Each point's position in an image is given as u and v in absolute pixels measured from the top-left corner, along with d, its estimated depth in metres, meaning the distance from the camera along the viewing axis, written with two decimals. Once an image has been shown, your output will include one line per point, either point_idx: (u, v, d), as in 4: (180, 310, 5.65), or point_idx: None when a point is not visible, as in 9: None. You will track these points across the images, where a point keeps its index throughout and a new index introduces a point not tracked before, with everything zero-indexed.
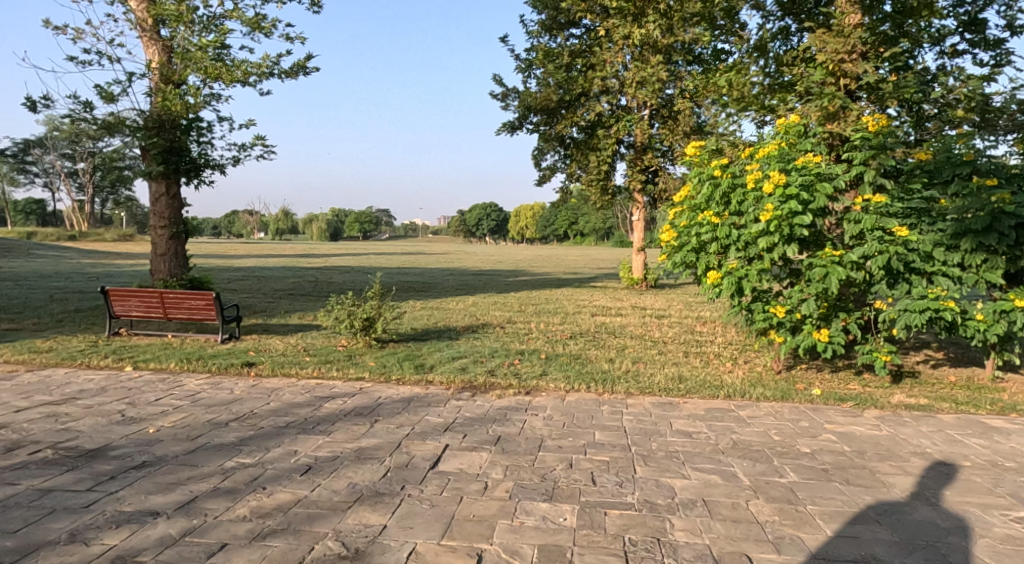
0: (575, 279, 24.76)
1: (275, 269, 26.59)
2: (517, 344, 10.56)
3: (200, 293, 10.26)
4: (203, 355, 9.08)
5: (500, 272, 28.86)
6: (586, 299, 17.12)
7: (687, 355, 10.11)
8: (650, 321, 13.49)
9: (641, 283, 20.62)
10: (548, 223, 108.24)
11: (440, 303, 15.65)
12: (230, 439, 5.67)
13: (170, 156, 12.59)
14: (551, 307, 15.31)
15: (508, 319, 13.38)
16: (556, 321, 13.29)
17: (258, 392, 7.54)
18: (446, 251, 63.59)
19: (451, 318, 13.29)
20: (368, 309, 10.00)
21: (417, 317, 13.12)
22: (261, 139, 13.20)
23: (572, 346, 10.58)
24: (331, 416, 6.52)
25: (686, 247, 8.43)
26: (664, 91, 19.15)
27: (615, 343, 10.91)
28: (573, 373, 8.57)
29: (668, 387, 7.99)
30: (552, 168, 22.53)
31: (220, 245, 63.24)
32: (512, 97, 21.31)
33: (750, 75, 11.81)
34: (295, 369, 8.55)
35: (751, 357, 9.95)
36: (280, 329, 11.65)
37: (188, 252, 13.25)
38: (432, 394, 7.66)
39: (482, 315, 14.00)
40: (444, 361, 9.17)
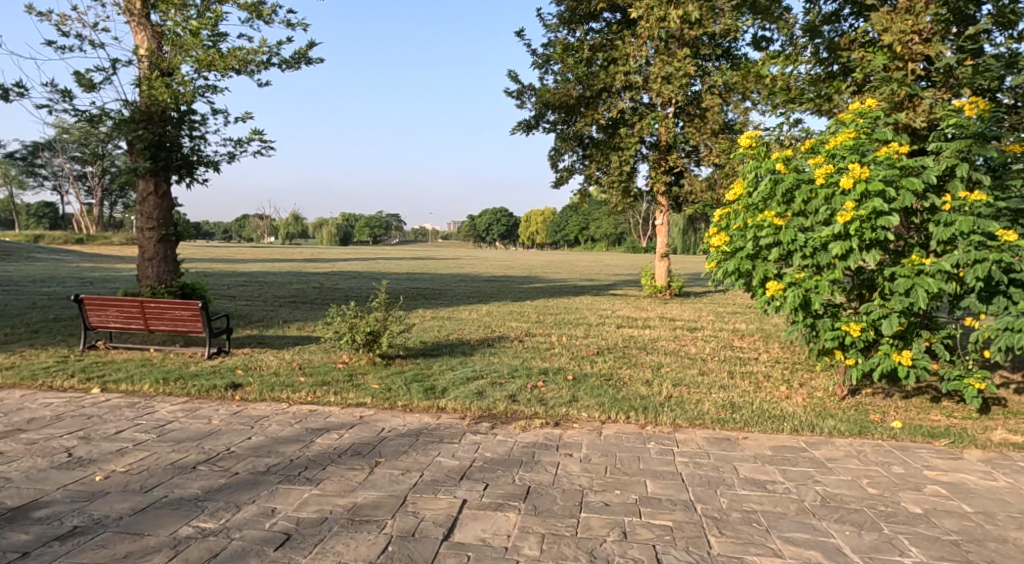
0: (593, 286, 23.59)
1: (279, 275, 25.56)
2: (539, 362, 9.42)
3: (185, 302, 9.16)
4: (184, 374, 7.99)
5: (513, 278, 27.72)
6: (609, 309, 15.96)
7: (732, 377, 8.92)
8: (682, 334, 12.33)
9: (665, 291, 19.42)
10: (559, 228, 107.18)
11: (452, 313, 14.53)
12: (193, 491, 4.55)
13: (159, 151, 11.54)
14: (571, 318, 14.15)
15: (527, 331, 12.25)
16: (580, 333, 12.16)
17: (241, 421, 6.43)
18: (456, 255, 62.38)
19: (465, 330, 12.16)
20: (372, 322, 8.92)
21: (427, 329, 12.01)
22: (259, 133, 12.14)
23: (601, 365, 9.44)
24: (324, 456, 5.38)
25: (740, 253, 7.27)
26: (691, 87, 18.01)
27: (648, 361, 9.74)
28: (607, 399, 7.41)
29: (720, 418, 6.81)
30: (570, 169, 21.41)
31: (228, 250, 62.48)
32: (529, 94, 20.22)
33: (798, 62, 10.64)
34: (288, 391, 7.44)
35: (807, 380, 8.74)
36: (276, 342, 10.55)
37: (178, 257, 12.18)
38: (445, 424, 6.52)
39: (498, 326, 12.88)
40: (458, 383, 8.03)
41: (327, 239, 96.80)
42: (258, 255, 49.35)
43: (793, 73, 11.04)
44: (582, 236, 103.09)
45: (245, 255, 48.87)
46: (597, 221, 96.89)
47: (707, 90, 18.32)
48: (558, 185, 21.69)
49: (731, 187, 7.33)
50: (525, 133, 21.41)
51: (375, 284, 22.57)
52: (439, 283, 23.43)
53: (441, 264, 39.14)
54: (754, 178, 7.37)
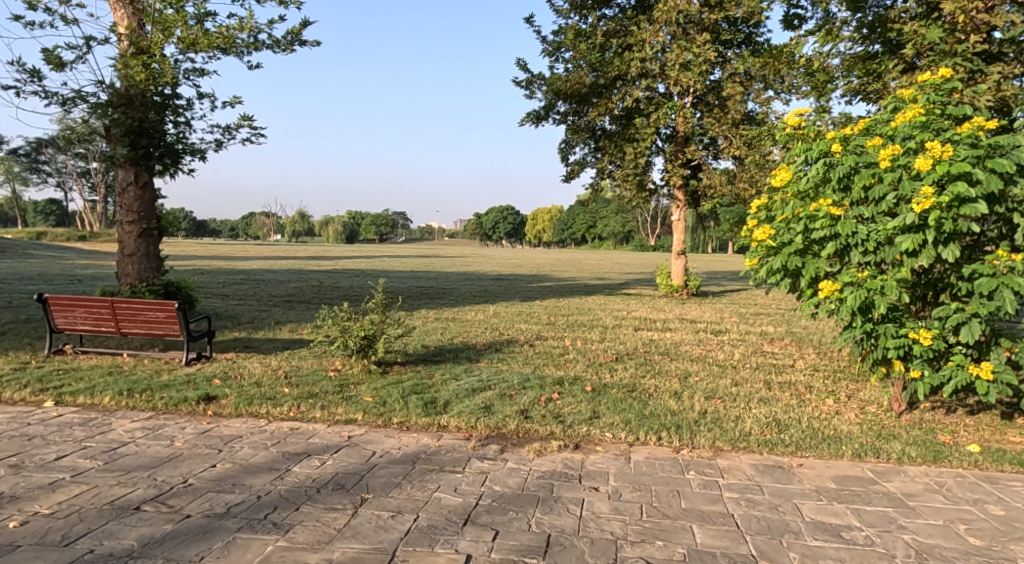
0: (605, 285, 22.66)
1: (278, 272, 24.70)
2: (552, 370, 8.49)
3: (161, 302, 8.26)
4: (154, 384, 7.10)
5: (521, 276, 26.81)
6: (624, 310, 15.04)
7: (770, 389, 7.97)
8: (705, 338, 11.37)
9: (681, 291, 18.53)
10: (566, 226, 106.26)
11: (457, 314, 13.60)
12: (129, 543, 3.64)
13: (139, 139, 10.62)
14: (584, 320, 13.20)
15: (537, 334, 11.31)
16: (595, 337, 11.22)
17: (210, 443, 5.52)
18: (462, 253, 61.44)
19: (470, 333, 11.24)
20: (367, 325, 7.99)
21: (429, 332, 11.08)
22: (248, 119, 11.22)
23: (621, 374, 8.50)
24: (301, 491, 4.48)
25: (788, 249, 6.31)
26: (710, 75, 17.02)
27: (673, 370, 8.79)
28: (633, 415, 6.48)
29: (766, 440, 5.87)
30: (581, 162, 20.45)
31: (231, 247, 61.72)
32: (538, 83, 19.30)
33: (840, 39, 9.66)
34: (268, 405, 6.51)
35: (856, 393, 7.77)
36: (264, 347, 9.64)
37: (161, 253, 11.28)
38: (447, 447, 5.59)
39: (506, 328, 11.95)
40: (462, 395, 7.09)
41: (333, 237, 95.99)
42: (261, 253, 48.52)
43: (831, 52, 10.05)
44: (589, 234, 101.94)
45: (249, 253, 48.02)
46: (605, 219, 95.80)
47: (727, 78, 17.34)
48: (568, 179, 20.76)
49: (778, 172, 6.40)
50: (534, 124, 20.48)
51: (377, 283, 21.69)
52: (444, 281, 22.52)
53: (446, 262, 38.23)
54: (804, 161, 6.44)
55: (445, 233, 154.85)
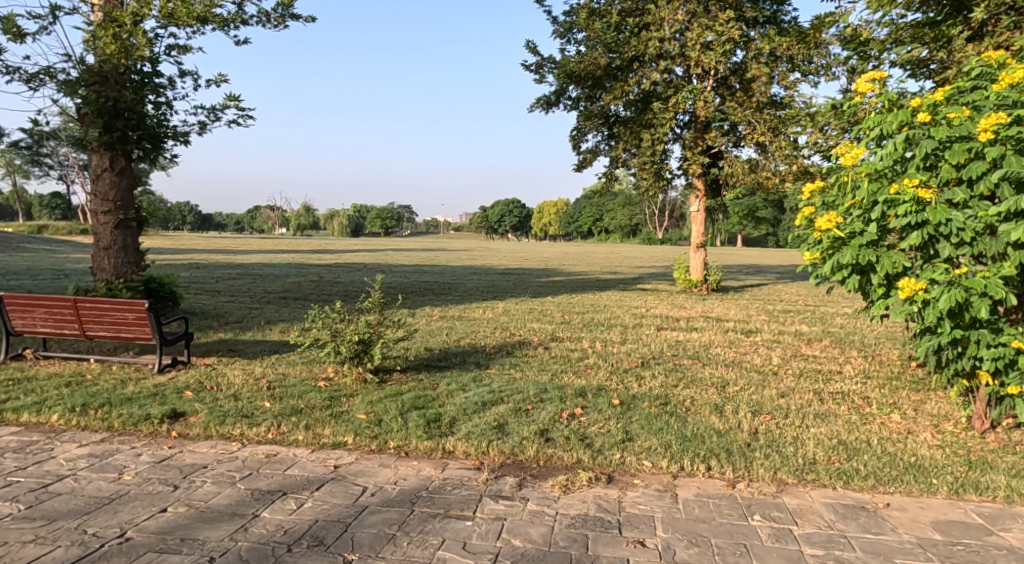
0: (618, 280, 21.68)
1: (277, 266, 23.76)
2: (571, 379, 7.51)
3: (131, 302, 7.32)
4: (117, 396, 6.15)
5: (529, 270, 25.81)
6: (642, 308, 14.07)
7: (821, 400, 6.97)
8: (735, 339, 10.37)
9: (701, 286, 17.59)
10: (572, 220, 105.12)
11: (463, 312, 12.64)
12: None
13: (114, 120, 9.60)
14: (599, 319, 12.21)
15: (551, 335, 10.34)
16: (615, 338, 10.24)
17: (168, 476, 4.57)
18: (467, 246, 60.50)
19: (478, 334, 10.29)
20: (362, 328, 7.01)
21: (433, 334, 10.12)
22: (235, 98, 10.23)
23: (650, 383, 7.51)
24: (269, 553, 3.52)
25: (860, 240, 5.28)
26: (733, 56, 15.98)
27: (707, 379, 7.80)
28: (672, 436, 5.51)
29: (837, 469, 4.89)
30: (594, 150, 19.44)
31: (233, 241, 60.85)
32: (549, 66, 18.26)
33: (894, 8, 8.63)
34: (245, 424, 5.55)
35: (923, 407, 6.77)
36: (250, 350, 8.68)
37: (141, 246, 10.33)
38: (455, 482, 4.62)
39: (517, 328, 10.97)
40: (471, 410, 6.12)
41: (337, 230, 95.03)
42: (262, 246, 47.67)
43: (882, 20, 8.99)
44: (595, 227, 100.61)
45: (251, 247, 47.17)
46: (612, 212, 94.56)
47: (752, 59, 16.26)
48: (580, 169, 19.74)
49: (848, 150, 5.36)
50: (544, 110, 19.52)
51: (379, 277, 20.72)
52: (448, 275, 21.56)
53: (451, 256, 37.26)
54: (877, 136, 5.40)
55: (450, 226, 153.70)
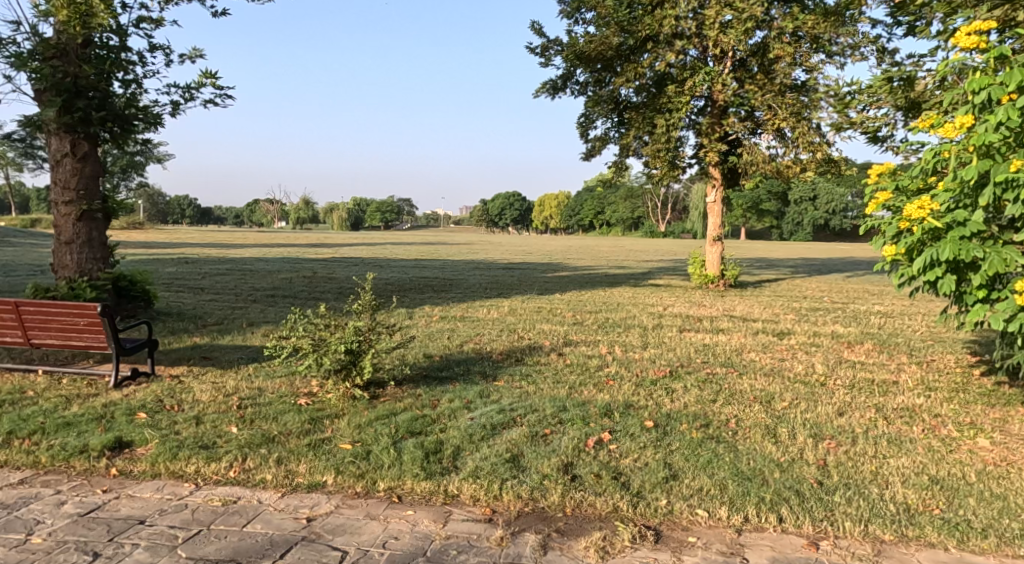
0: (627, 275, 20.66)
1: (270, 260, 22.79)
2: (593, 393, 6.50)
3: (80, 306, 6.32)
4: (53, 421, 5.13)
5: (534, 265, 24.78)
6: (659, 306, 13.08)
7: (887, 419, 5.96)
8: (769, 343, 9.35)
9: (718, 282, 16.61)
10: (574, 213, 104.08)
11: (466, 312, 11.63)
12: None
13: (75, 99, 8.56)
14: (614, 319, 11.21)
15: (564, 338, 9.33)
16: (635, 341, 9.25)
17: (91, 540, 3.57)
18: (466, 240, 59.48)
19: (483, 337, 9.28)
20: (349, 337, 5.99)
21: (432, 338, 9.10)
22: (211, 75, 9.19)
23: (684, 398, 6.50)
24: None
25: (962, 232, 4.44)
26: (754, 36, 14.92)
27: (748, 393, 6.79)
28: (726, 473, 4.49)
29: (943, 522, 3.88)
30: (603, 138, 18.42)
31: (229, 234, 59.87)
32: (555, 49, 17.23)
33: None
34: (202, 458, 4.53)
35: (1010, 428, 5.76)
36: (226, 359, 7.66)
37: (109, 240, 9.31)
38: (461, 545, 3.61)
39: (525, 330, 9.96)
40: (478, 437, 5.11)
41: (338, 224, 94.00)
42: (258, 240, 46.68)
43: None
44: (596, 220, 99.45)
45: (247, 241, 46.17)
46: (614, 205, 93.42)
47: (774, 39, 15.19)
48: (588, 158, 18.75)
49: (951, 121, 4.49)
50: (550, 96, 18.56)
51: (377, 272, 19.71)
52: (450, 270, 20.56)
53: (451, 250, 36.22)
54: (982, 105, 4.55)
55: (450, 220, 152.51)
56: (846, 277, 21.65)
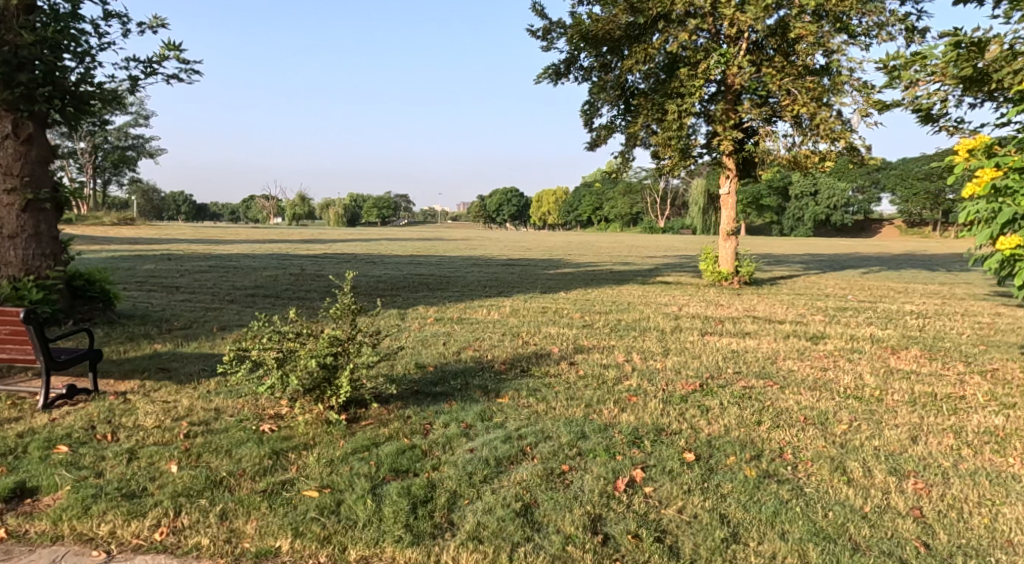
0: (633, 271, 19.61)
1: (258, 257, 21.72)
2: (615, 414, 5.49)
3: (2, 312, 5.29)
4: None
5: (534, 261, 23.76)
6: (673, 306, 12.09)
7: (970, 446, 4.96)
8: (803, 349, 8.36)
9: (732, 279, 15.63)
10: (572, 209, 103.04)
11: (463, 313, 10.62)
12: None
13: (16, 73, 7.47)
14: (626, 321, 10.21)
15: (574, 344, 8.32)
16: (654, 348, 8.24)
17: None
18: (463, 236, 58.37)
19: (483, 344, 8.27)
20: (323, 349, 4.96)
21: (426, 346, 8.08)
22: (174, 47, 8.11)
23: (722, 419, 5.49)
24: None
25: None
26: (773, 15, 13.89)
27: (795, 412, 5.79)
28: (805, 538, 3.52)
29: None
30: (608, 127, 17.40)
31: (221, 231, 58.61)
32: (558, 31, 16.19)
33: None
34: (122, 514, 3.53)
35: None
36: (187, 371, 6.61)
37: (60, 234, 8.30)
38: None
39: (529, 334, 8.96)
40: (480, 476, 4.10)
41: (334, 220, 92.89)
42: (249, 236, 45.48)
43: None
44: (594, 216, 98.47)
45: (238, 237, 44.96)
46: (613, 200, 92.39)
47: (795, 18, 14.18)
48: (592, 148, 17.75)
49: None
50: (553, 82, 17.54)
51: (370, 269, 18.67)
52: (447, 267, 19.55)
53: (447, 245, 35.13)
54: None
55: (447, 216, 151.38)
56: (860, 274, 20.69)
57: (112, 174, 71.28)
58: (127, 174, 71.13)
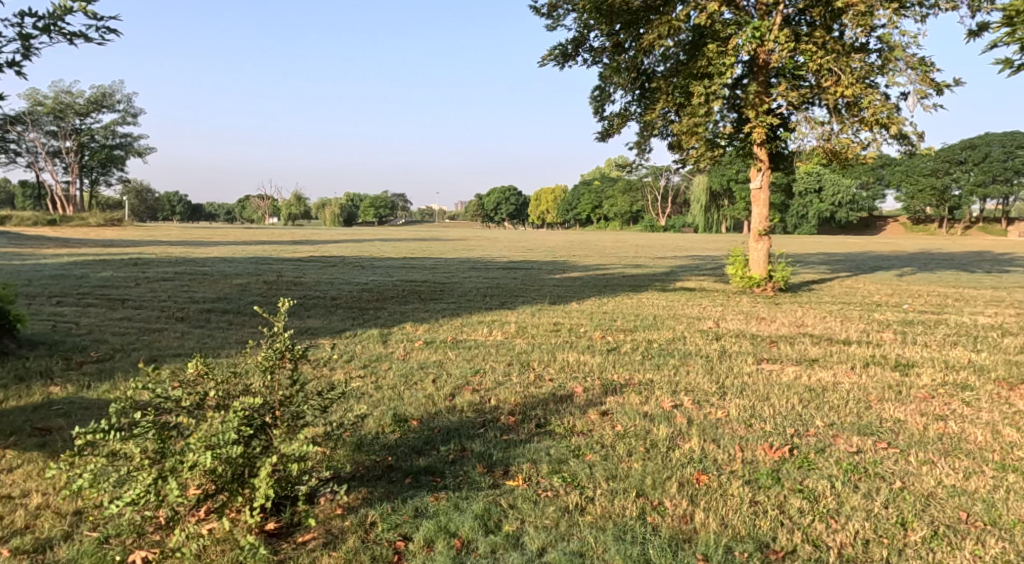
0: (649, 276, 17.76)
1: (236, 260, 19.84)
2: (685, 512, 3.74)
3: None
4: None
5: (537, 264, 21.93)
6: (707, 321, 10.26)
7: None
8: (895, 383, 6.52)
9: (765, 285, 13.82)
10: (571, 207, 101.16)
11: (459, 334, 8.75)
12: None
13: None
14: (658, 343, 8.34)
15: (602, 381, 6.46)
16: (706, 386, 6.38)
17: None
18: (459, 236, 56.43)
19: (485, 381, 6.41)
20: (225, 439, 3.12)
21: (410, 386, 6.22)
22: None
23: (847, 518, 3.73)
24: None
25: None
26: None
27: (946, 500, 3.94)
28: None
29: None
30: (622, 115, 15.54)
31: (209, 232, 56.65)
32: (567, 6, 14.32)
33: None
34: None
35: None
36: (72, 433, 4.72)
37: None
38: None
39: (542, 365, 7.09)
40: None
41: (330, 219, 91.02)
42: (234, 237, 43.47)
43: None
44: (593, 215, 96.66)
45: (223, 238, 43.06)
46: (612, 199, 90.60)
47: None
48: (603, 139, 15.91)
49: None
50: (559, 65, 15.69)
51: (357, 274, 16.83)
52: (442, 272, 17.72)
53: (443, 247, 33.21)
54: None
55: (444, 215, 149.42)
56: (894, 276, 18.84)
57: (100, 173, 69.37)
58: (115, 173, 69.17)
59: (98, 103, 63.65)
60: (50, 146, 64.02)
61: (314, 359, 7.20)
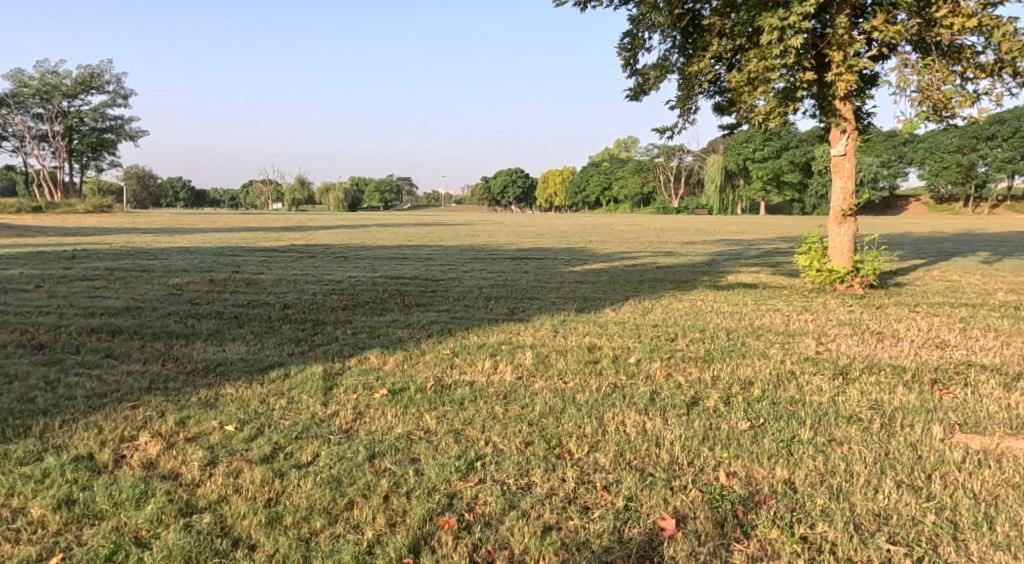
0: (692, 267, 14.67)
1: (199, 251, 16.87)
2: None
3: None
4: None
5: (554, 251, 18.84)
6: (805, 340, 7.16)
7: None
8: None
9: (851, 281, 10.75)
10: (579, 189, 97.45)
11: (447, 373, 5.71)
12: None
13: None
14: (761, 391, 5.22)
15: (705, 500, 3.41)
16: (906, 508, 3.31)
17: None
18: (461, 218, 53.50)
19: (479, 505, 3.41)
20: None
21: (337, 517, 3.22)
22: None
23: None
24: None
25: None
26: None
27: None
28: None
29: None
30: (660, 66, 12.42)
31: (201, 217, 53.81)
32: None
33: None
34: None
35: None
36: None
37: None
38: None
39: (583, 450, 4.03)
40: None
41: (331, 203, 87.94)
42: (223, 222, 40.71)
43: None
44: (603, 196, 93.37)
45: (210, 223, 40.29)
46: (622, 180, 87.18)
47: None
48: (635, 98, 12.75)
49: None
50: (581, 5, 12.53)
51: (334, 268, 13.84)
52: (440, 264, 14.70)
53: (444, 231, 30.13)
54: None
55: (450, 199, 146.06)
56: (985, 263, 15.60)
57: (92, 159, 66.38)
58: (106, 157, 66.24)
59: (86, 84, 60.45)
60: (38, 130, 61.11)
61: (192, 440, 4.20)
